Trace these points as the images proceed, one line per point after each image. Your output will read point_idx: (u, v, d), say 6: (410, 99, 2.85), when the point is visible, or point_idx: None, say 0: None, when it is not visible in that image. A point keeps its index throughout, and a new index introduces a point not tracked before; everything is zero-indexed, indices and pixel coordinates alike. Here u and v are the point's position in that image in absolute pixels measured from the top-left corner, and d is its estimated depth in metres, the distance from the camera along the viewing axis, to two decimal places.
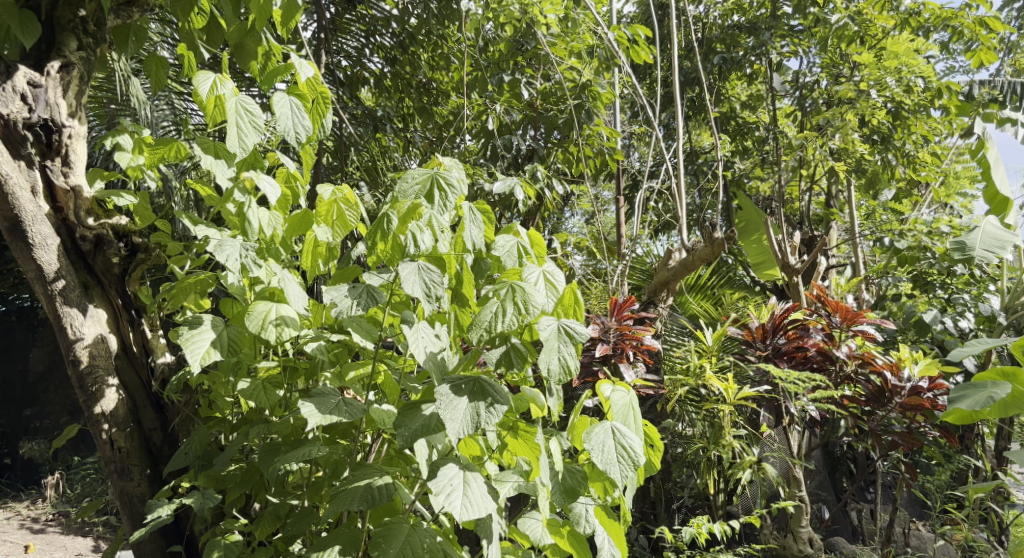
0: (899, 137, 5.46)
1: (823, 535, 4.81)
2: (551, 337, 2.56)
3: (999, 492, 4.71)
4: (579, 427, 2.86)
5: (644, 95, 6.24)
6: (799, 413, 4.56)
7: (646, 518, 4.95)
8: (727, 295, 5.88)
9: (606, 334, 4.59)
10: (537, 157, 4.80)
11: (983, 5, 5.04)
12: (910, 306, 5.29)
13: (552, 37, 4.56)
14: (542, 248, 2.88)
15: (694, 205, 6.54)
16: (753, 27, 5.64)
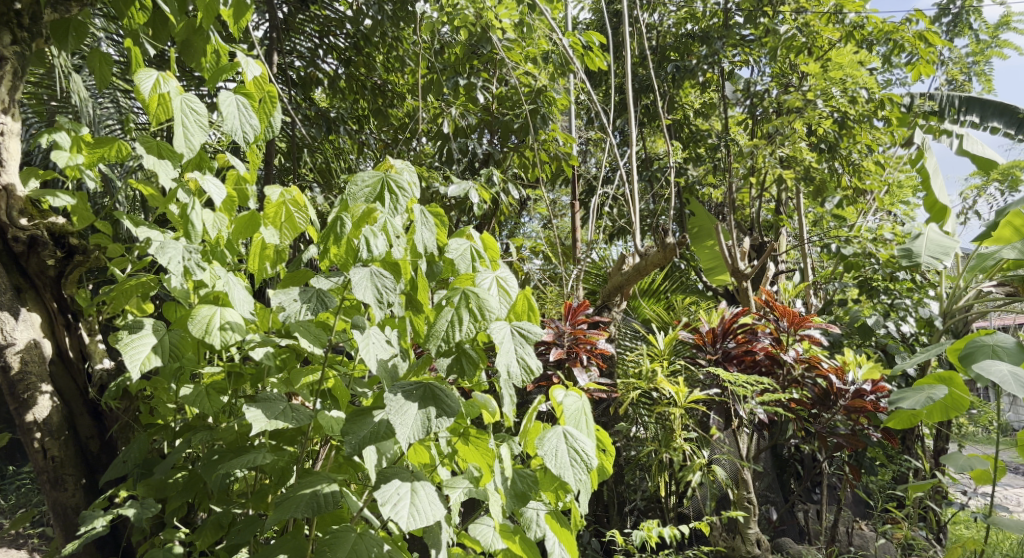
0: (845, 146, 5.57)
1: (771, 536, 4.89)
2: (506, 340, 2.59)
3: (939, 492, 4.84)
4: (532, 433, 2.89)
5: (599, 101, 6.29)
6: (747, 415, 4.64)
7: (598, 521, 4.96)
8: (679, 300, 5.94)
9: (561, 338, 4.62)
10: (492, 162, 4.81)
11: (924, 19, 5.19)
12: (855, 311, 5.41)
13: (508, 41, 4.53)
14: (495, 251, 2.91)
15: (647, 211, 6.60)
16: (705, 36, 5.73)
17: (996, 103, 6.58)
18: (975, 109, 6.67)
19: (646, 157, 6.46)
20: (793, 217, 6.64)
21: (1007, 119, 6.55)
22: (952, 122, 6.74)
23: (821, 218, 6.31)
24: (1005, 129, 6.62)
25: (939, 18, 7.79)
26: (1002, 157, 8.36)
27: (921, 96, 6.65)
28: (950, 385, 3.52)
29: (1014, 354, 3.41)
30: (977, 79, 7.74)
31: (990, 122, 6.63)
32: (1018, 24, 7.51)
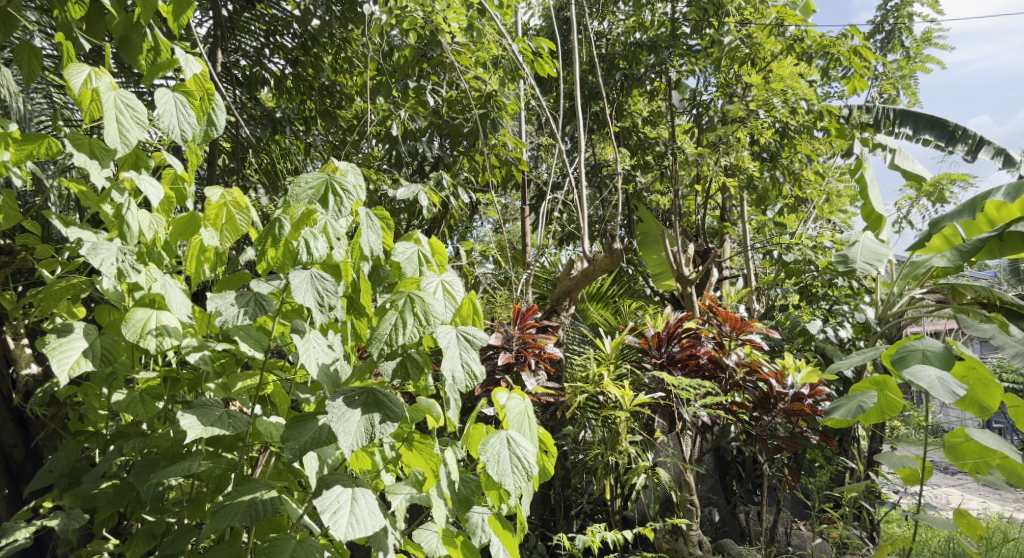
0: (786, 156, 5.67)
1: (713, 537, 4.95)
2: (451, 344, 2.60)
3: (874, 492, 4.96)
4: (475, 437, 2.90)
5: (549, 107, 6.33)
6: (691, 419, 4.71)
7: (545, 525, 4.97)
8: (626, 304, 6.00)
9: (509, 342, 4.63)
10: (441, 165, 4.78)
11: (858, 35, 5.34)
12: (796, 317, 5.54)
13: (458, 45, 4.50)
14: (443, 256, 2.92)
15: (596, 216, 6.65)
16: (652, 45, 5.80)
17: (927, 117, 7.09)
18: (908, 122, 7.18)
19: (595, 164, 6.50)
20: (737, 224, 6.75)
21: (937, 132, 7.07)
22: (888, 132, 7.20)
23: (763, 225, 6.43)
24: (935, 141, 7.14)
25: (873, 34, 7.98)
26: (931, 169, 8.62)
27: (856, 109, 6.83)
28: (883, 387, 3.70)
29: (943, 358, 3.57)
30: (905, 94, 7.96)
31: (921, 134, 7.13)
32: (941, 40, 7.66)
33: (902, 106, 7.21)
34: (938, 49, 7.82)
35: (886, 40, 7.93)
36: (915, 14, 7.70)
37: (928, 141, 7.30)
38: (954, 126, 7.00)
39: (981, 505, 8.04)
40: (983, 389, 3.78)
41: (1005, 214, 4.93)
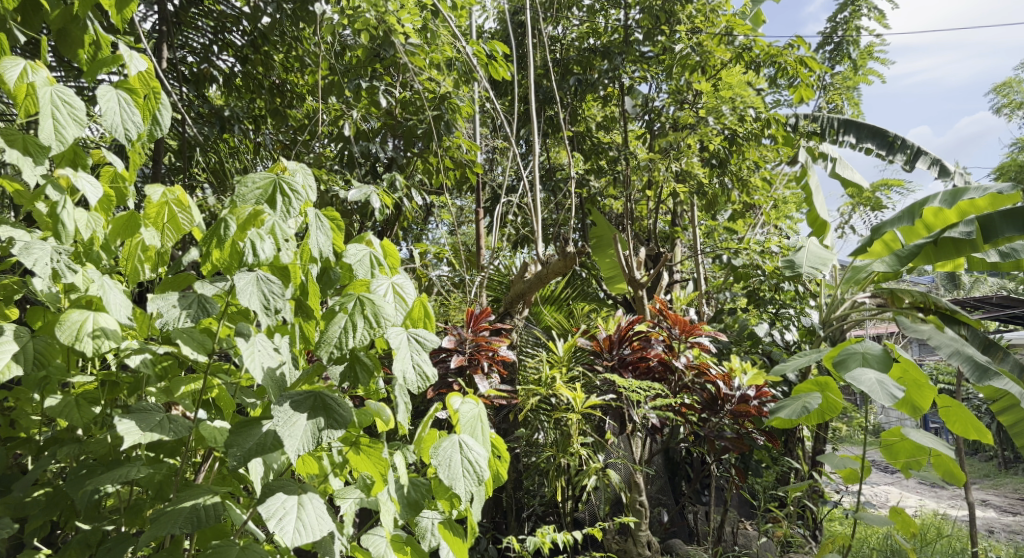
0: (735, 162, 5.73)
1: (662, 537, 5.01)
2: (403, 347, 2.60)
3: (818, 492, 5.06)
4: (427, 441, 2.91)
5: (503, 110, 6.34)
6: (641, 420, 4.76)
7: (497, 527, 4.98)
8: (579, 307, 6.04)
9: (462, 345, 4.62)
10: (395, 167, 4.76)
11: (804, 45, 5.45)
12: (742, 319, 5.63)
13: (412, 47, 4.47)
14: (395, 257, 2.91)
15: (550, 219, 6.68)
16: (606, 51, 5.83)
17: (869, 127, 7.55)
18: (852, 131, 7.65)
19: (550, 168, 6.51)
20: (688, 228, 6.84)
21: (879, 141, 7.54)
22: (833, 140, 7.60)
23: (713, 230, 6.52)
24: (876, 149, 7.61)
25: (821, 45, 8.09)
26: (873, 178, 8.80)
27: (803, 118, 6.96)
28: (825, 389, 3.82)
29: (880, 360, 3.73)
30: (849, 104, 8.11)
31: (864, 142, 7.58)
32: (883, 54, 7.82)
33: (847, 116, 7.69)
34: (879, 62, 7.98)
35: (833, 51, 7.99)
36: (862, 27, 7.84)
37: (869, 149, 7.80)
38: (894, 136, 7.48)
39: (920, 502, 8.25)
40: (918, 391, 3.87)
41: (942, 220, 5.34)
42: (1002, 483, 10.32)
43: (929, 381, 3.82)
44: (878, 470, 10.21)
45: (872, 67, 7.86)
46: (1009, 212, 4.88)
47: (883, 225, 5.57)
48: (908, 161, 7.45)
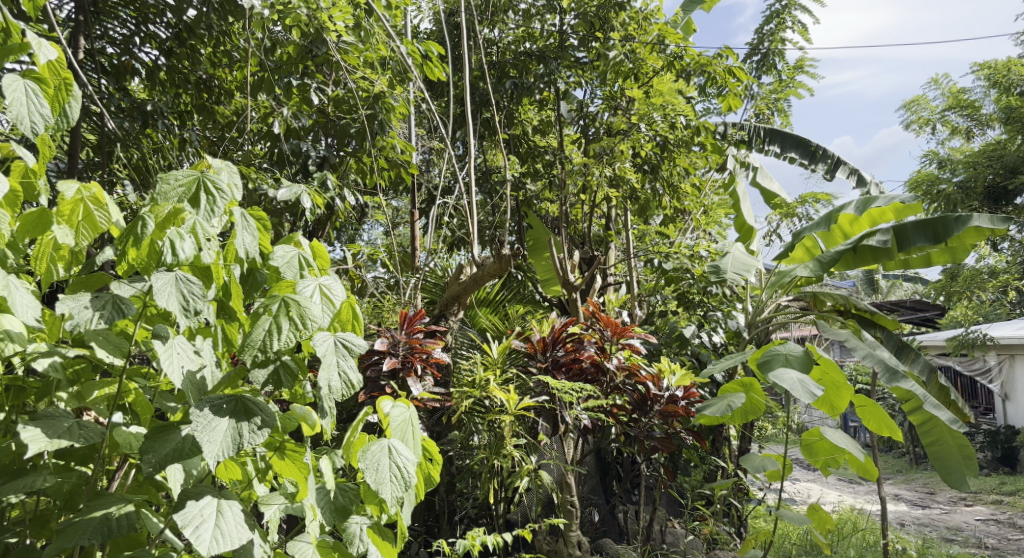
0: (666, 169, 5.79)
1: (593, 537, 5.05)
2: (328, 352, 2.57)
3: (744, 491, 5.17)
4: (356, 445, 2.88)
5: (438, 112, 6.30)
6: (573, 421, 4.79)
7: (429, 530, 4.95)
8: (514, 309, 6.06)
9: (395, 347, 4.56)
10: (328, 166, 4.69)
11: (733, 55, 5.55)
12: (672, 321, 5.71)
13: (345, 44, 4.39)
14: (325, 259, 2.87)
15: (486, 222, 6.68)
16: (541, 55, 5.83)
17: (793, 137, 7.96)
18: (777, 141, 8.03)
19: (485, 170, 6.50)
20: (621, 232, 6.91)
21: (802, 151, 7.97)
22: (759, 149, 8.00)
23: (645, 234, 6.59)
24: (800, 159, 8.02)
25: (749, 56, 8.22)
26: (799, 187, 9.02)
27: (732, 127, 7.09)
28: (750, 390, 4.11)
29: (802, 361, 3.89)
30: (778, 114, 8.28)
31: (788, 152, 8.00)
32: (812, 68, 7.97)
33: (773, 126, 8.04)
34: (807, 76, 8.15)
35: (761, 63, 8.07)
36: (787, 39, 8.01)
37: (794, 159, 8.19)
38: (816, 147, 7.91)
39: (839, 499, 8.50)
40: (835, 391, 4.00)
41: (856, 228, 5.62)
42: (914, 477, 10.69)
43: (846, 379, 3.95)
44: (800, 467, 10.47)
45: (801, 80, 8.00)
46: (920, 222, 5.26)
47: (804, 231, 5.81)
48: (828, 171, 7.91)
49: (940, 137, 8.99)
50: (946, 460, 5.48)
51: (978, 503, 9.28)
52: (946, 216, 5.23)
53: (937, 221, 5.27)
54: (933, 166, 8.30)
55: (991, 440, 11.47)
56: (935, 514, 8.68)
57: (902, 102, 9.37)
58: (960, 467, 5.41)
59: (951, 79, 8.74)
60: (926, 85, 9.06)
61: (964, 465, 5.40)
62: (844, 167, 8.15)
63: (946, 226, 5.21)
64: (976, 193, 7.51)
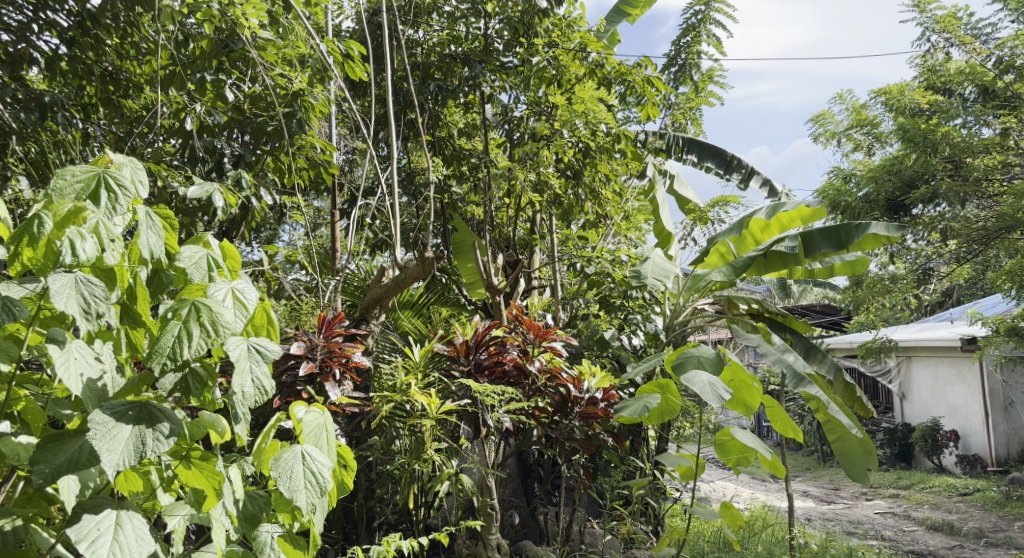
0: (588, 174, 5.84)
1: (513, 540, 5.04)
2: (242, 357, 2.55)
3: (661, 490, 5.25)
4: (267, 452, 2.82)
5: (359, 112, 6.20)
6: (495, 424, 4.76)
7: (347, 537, 4.85)
8: (436, 312, 6.02)
9: (313, 351, 4.45)
10: (243, 164, 4.55)
11: (651, 66, 5.66)
12: (594, 325, 5.76)
13: (263, 40, 4.29)
14: (236, 260, 2.79)
15: (409, 224, 6.60)
16: (466, 58, 5.82)
17: (710, 146, 8.07)
18: (693, 150, 8.12)
19: (410, 171, 6.43)
20: (545, 235, 6.92)
21: (718, 160, 8.10)
22: (677, 158, 8.10)
23: (568, 238, 6.62)
24: (715, 168, 8.15)
25: (667, 66, 8.33)
26: (717, 195, 9.19)
27: (652, 135, 7.19)
28: (666, 391, 4.21)
29: (713, 363, 4.00)
30: (692, 124, 8.40)
31: (705, 161, 8.11)
32: (722, 78, 8.13)
33: (689, 135, 8.15)
34: (717, 86, 8.31)
35: (678, 73, 8.24)
36: (703, 52, 8.15)
37: (709, 168, 8.31)
38: (731, 157, 8.06)
39: (750, 496, 8.69)
40: (746, 391, 4.08)
41: (766, 234, 5.73)
42: (822, 475, 10.99)
43: (757, 380, 4.04)
44: (713, 465, 10.67)
45: (712, 90, 8.15)
46: (825, 229, 5.47)
47: (717, 237, 5.92)
48: (744, 180, 8.09)
49: (844, 150, 9.28)
50: (849, 454, 5.64)
51: (878, 497, 9.59)
52: (848, 223, 5.48)
53: (840, 228, 5.50)
54: (838, 177, 8.57)
55: (890, 438, 11.92)
56: (839, 508, 8.94)
57: (811, 115, 9.62)
58: (862, 460, 5.57)
59: (854, 95, 8.97)
60: (832, 101, 9.31)
61: (865, 458, 5.57)
62: (757, 176, 8.32)
63: (848, 232, 5.45)
64: (878, 205, 7.83)
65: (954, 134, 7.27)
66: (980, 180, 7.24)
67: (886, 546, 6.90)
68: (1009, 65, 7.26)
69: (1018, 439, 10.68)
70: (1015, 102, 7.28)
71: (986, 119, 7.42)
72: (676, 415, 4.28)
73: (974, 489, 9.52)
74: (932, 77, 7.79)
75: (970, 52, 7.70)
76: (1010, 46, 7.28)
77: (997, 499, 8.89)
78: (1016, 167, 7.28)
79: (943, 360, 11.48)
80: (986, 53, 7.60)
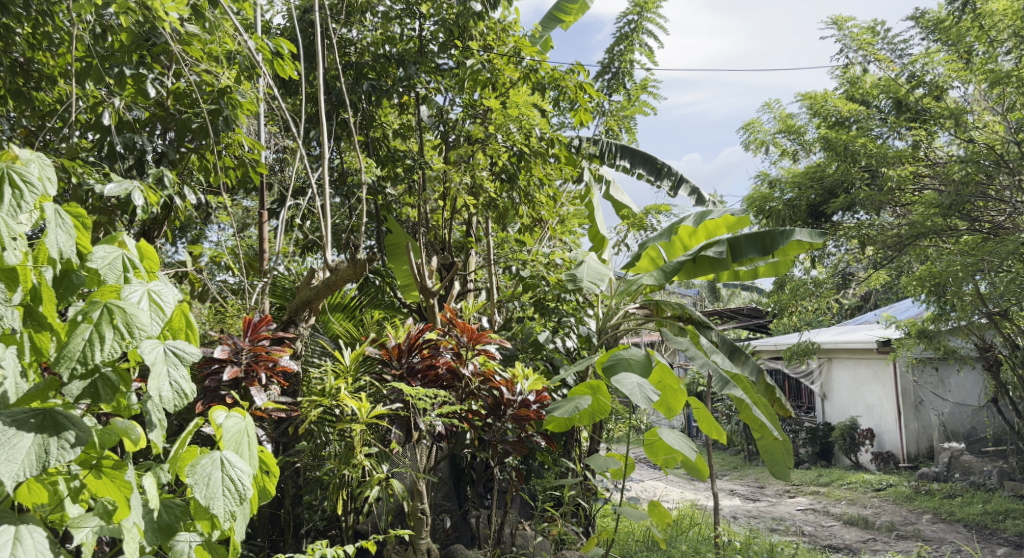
0: (523, 178, 5.81)
1: (443, 544, 5.00)
2: (158, 361, 2.46)
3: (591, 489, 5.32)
4: (185, 458, 2.72)
5: (290, 111, 6.09)
6: (427, 428, 4.70)
7: (273, 545, 4.74)
8: (368, 314, 5.96)
9: (238, 355, 4.31)
10: (166, 162, 4.40)
11: (583, 73, 5.73)
12: (528, 327, 5.76)
13: (189, 34, 4.18)
14: (153, 261, 2.72)
15: (341, 225, 6.51)
16: (400, 59, 5.75)
17: (642, 153, 8.13)
18: (627, 156, 8.15)
19: (343, 172, 6.25)
20: (479, 237, 6.89)
21: (649, 168, 8.16)
22: (610, 165, 8.13)
23: (504, 241, 6.62)
24: (647, 175, 8.20)
25: (600, 74, 8.36)
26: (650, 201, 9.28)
27: (585, 141, 7.24)
28: (597, 393, 4.26)
29: (642, 366, 4.06)
30: (626, 132, 8.47)
31: (637, 168, 8.17)
32: (656, 89, 8.22)
33: (622, 142, 8.18)
34: (651, 95, 8.40)
35: (611, 81, 8.30)
36: (635, 61, 8.23)
37: (640, 174, 8.38)
38: (662, 164, 8.16)
39: (678, 497, 8.77)
40: (671, 394, 4.16)
41: (695, 240, 5.82)
42: (748, 473, 11.19)
43: (681, 382, 4.15)
44: (644, 466, 10.75)
45: (646, 100, 8.23)
46: (752, 235, 5.59)
47: (648, 241, 5.98)
48: (674, 186, 8.21)
49: (773, 158, 9.44)
50: (773, 450, 5.75)
51: (800, 494, 9.80)
52: (773, 229, 5.59)
53: (765, 234, 5.61)
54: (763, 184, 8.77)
55: (811, 437, 12.14)
56: (763, 506, 9.10)
57: (742, 124, 9.66)
58: (785, 457, 5.69)
59: (781, 104, 9.11)
60: (761, 109, 9.42)
61: (790, 453, 5.68)
62: (686, 183, 8.44)
63: (773, 238, 5.56)
64: (800, 211, 8.05)
65: (871, 145, 7.46)
66: (894, 190, 7.51)
67: (804, 542, 7.06)
68: (921, 80, 7.51)
69: (927, 437, 11.01)
70: (925, 116, 7.50)
71: (899, 131, 7.61)
72: (606, 415, 4.34)
73: (887, 485, 9.84)
74: (851, 89, 8.07)
75: (885, 68, 7.97)
76: (923, 63, 7.45)
77: (908, 494, 9.20)
78: (926, 178, 7.58)
79: (861, 361, 11.82)
80: (897, 69, 7.88)
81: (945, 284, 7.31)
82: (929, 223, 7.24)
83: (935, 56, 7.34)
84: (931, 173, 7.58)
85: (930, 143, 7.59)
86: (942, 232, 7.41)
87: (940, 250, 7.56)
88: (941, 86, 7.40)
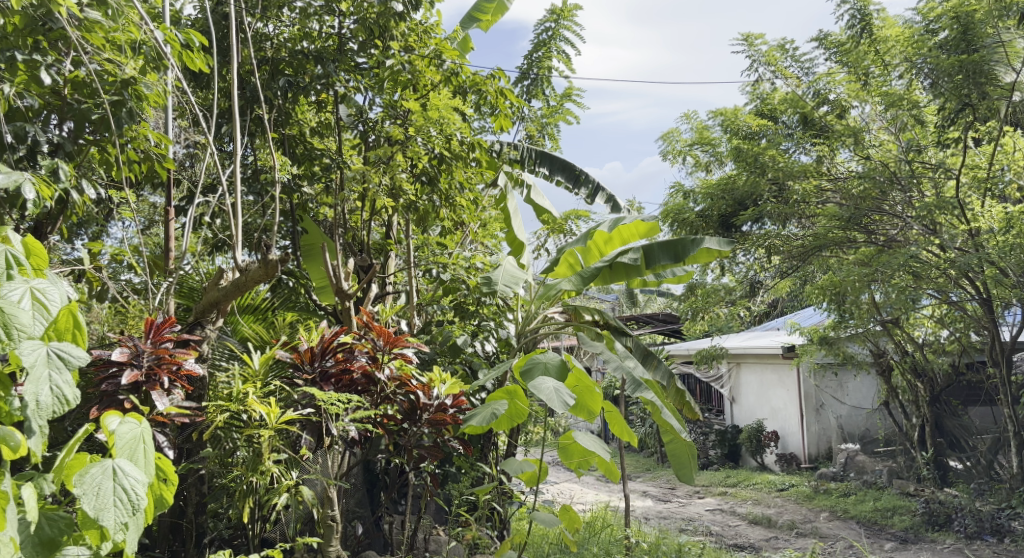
0: (442, 181, 5.72)
1: (353, 551, 4.88)
2: (38, 364, 2.44)
3: (505, 492, 5.31)
4: (71, 467, 2.57)
5: (200, 105, 5.88)
6: (340, 433, 4.56)
7: (174, 553, 4.55)
8: (280, 316, 5.80)
9: (138, 358, 4.08)
10: (63, 154, 4.18)
11: (503, 78, 5.78)
12: (446, 331, 5.69)
13: (88, 21, 3.99)
14: (41, 258, 2.68)
15: (253, 224, 6.31)
16: (319, 56, 5.53)
17: (560, 160, 8.13)
18: (546, 163, 8.15)
19: (257, 169, 6.06)
20: (398, 239, 6.80)
21: (568, 175, 8.18)
22: (529, 171, 8.10)
23: (424, 244, 6.53)
24: (565, 182, 8.22)
25: (520, 80, 8.31)
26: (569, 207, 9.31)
27: (505, 146, 7.21)
28: (513, 397, 4.21)
29: (558, 370, 4.03)
30: (549, 138, 8.49)
31: (555, 175, 8.17)
32: (579, 97, 8.26)
33: (542, 148, 8.16)
34: (574, 104, 8.41)
35: (531, 87, 8.30)
36: (553, 68, 8.23)
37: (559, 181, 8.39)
38: (580, 171, 8.18)
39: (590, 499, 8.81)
40: (588, 397, 4.15)
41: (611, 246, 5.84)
42: (660, 475, 11.33)
43: (597, 385, 4.15)
44: (558, 469, 10.77)
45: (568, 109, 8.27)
46: (664, 242, 5.61)
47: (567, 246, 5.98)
48: (591, 194, 8.22)
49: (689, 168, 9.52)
50: (680, 454, 5.80)
51: (709, 495, 9.98)
52: (684, 237, 5.63)
53: (677, 241, 5.64)
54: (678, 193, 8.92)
55: (720, 439, 12.34)
56: (673, 507, 9.23)
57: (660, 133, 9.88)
58: (690, 460, 5.74)
59: (697, 116, 9.29)
60: (679, 120, 9.58)
61: (695, 457, 5.74)
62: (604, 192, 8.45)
63: (684, 246, 5.59)
64: (712, 220, 8.21)
65: (779, 158, 7.63)
66: (799, 202, 7.77)
67: (710, 543, 7.17)
68: (825, 98, 7.71)
69: (826, 438, 11.34)
70: (828, 132, 7.66)
71: (805, 145, 7.72)
72: (524, 419, 4.29)
73: (789, 485, 10.09)
74: (762, 104, 8.24)
75: (792, 85, 8.18)
76: (824, 81, 7.68)
77: (809, 494, 9.44)
78: (828, 192, 7.82)
79: (769, 367, 12.11)
80: (803, 86, 8.08)
81: (843, 294, 7.62)
82: (831, 235, 7.52)
83: (836, 76, 7.60)
84: (834, 187, 7.80)
85: (832, 158, 7.80)
86: (842, 243, 7.66)
87: (842, 260, 7.79)
88: (843, 105, 7.64)
